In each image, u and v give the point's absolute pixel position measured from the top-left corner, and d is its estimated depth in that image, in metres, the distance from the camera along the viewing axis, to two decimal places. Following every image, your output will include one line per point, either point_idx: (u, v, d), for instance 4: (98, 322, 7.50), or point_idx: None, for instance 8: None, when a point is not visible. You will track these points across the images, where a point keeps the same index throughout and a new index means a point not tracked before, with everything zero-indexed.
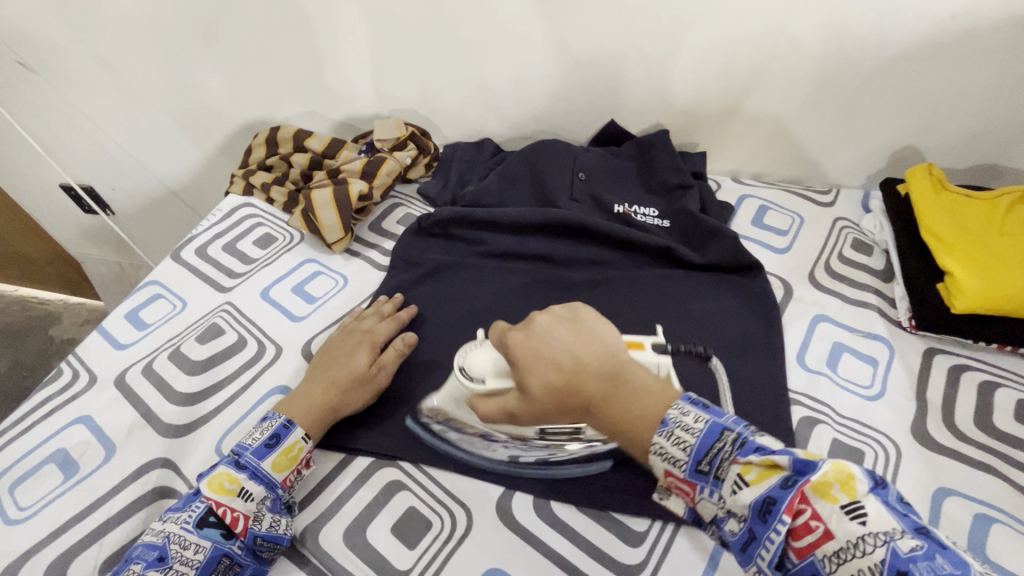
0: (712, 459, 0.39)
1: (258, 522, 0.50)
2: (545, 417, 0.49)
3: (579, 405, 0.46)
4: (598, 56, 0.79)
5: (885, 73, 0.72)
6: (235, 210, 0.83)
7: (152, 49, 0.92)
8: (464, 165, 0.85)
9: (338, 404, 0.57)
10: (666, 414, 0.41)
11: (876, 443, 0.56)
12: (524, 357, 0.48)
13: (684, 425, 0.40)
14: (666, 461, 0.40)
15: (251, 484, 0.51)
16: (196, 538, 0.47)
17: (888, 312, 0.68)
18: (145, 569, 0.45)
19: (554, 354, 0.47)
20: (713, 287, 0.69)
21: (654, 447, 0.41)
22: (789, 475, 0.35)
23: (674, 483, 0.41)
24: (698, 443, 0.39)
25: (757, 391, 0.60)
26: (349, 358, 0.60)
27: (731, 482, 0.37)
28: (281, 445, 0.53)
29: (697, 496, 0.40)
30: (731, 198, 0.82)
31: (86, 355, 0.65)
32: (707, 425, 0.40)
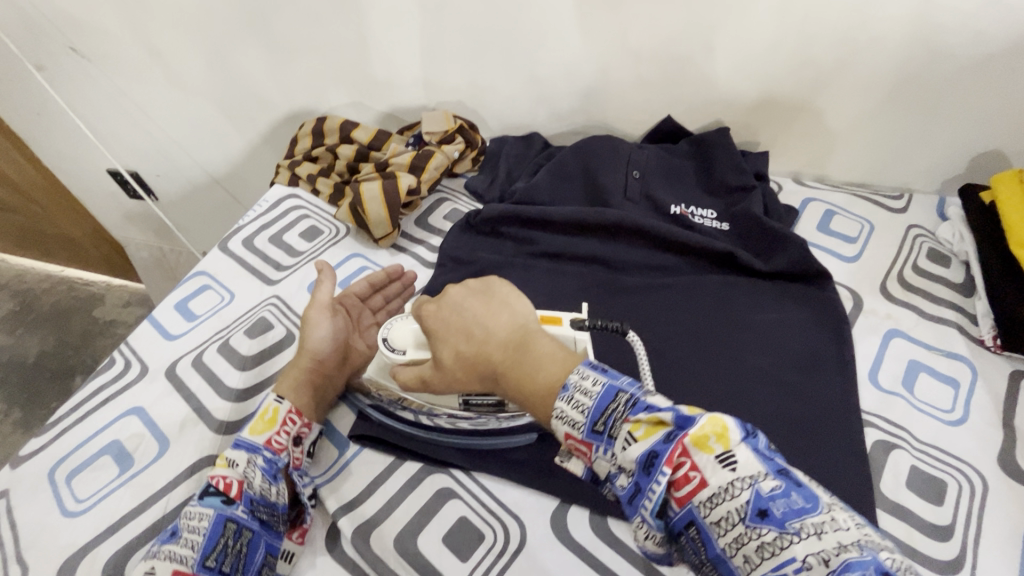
0: (608, 420, 0.39)
1: (251, 486, 0.50)
2: (459, 386, 0.51)
3: (489, 371, 0.48)
4: (659, 49, 0.75)
5: (974, 70, 0.67)
6: (281, 201, 0.82)
7: (201, 37, 0.91)
8: (513, 160, 0.83)
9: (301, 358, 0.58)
10: (567, 380, 0.42)
11: (958, 474, 0.52)
12: (439, 329, 0.51)
13: (583, 389, 0.41)
14: (567, 423, 0.40)
15: (234, 452, 0.52)
16: (199, 507, 0.48)
17: (968, 329, 0.63)
18: (160, 546, 0.46)
19: (466, 324, 0.50)
20: (776, 296, 0.66)
21: (557, 412, 0.41)
22: (672, 430, 0.36)
23: (574, 445, 0.41)
24: (595, 404, 0.40)
25: (826, 411, 0.56)
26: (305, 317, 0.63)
27: (623, 439, 0.38)
28: (256, 413, 0.55)
29: (593, 455, 0.40)
30: (794, 201, 0.78)
31: (137, 346, 0.65)
32: (604, 387, 0.40)
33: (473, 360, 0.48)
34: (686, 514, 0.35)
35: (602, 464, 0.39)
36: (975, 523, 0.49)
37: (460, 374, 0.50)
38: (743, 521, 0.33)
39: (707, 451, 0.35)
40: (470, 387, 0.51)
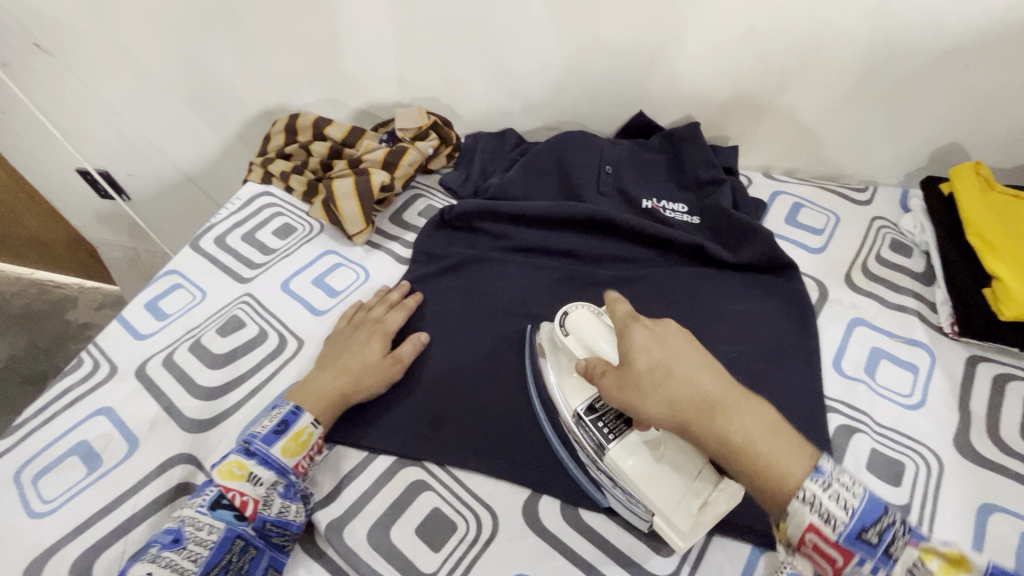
0: (881, 532, 0.37)
1: (267, 506, 0.50)
2: (639, 410, 0.45)
3: (706, 411, 0.43)
4: (630, 45, 0.76)
5: (933, 65, 0.69)
6: (254, 198, 0.82)
7: (171, 33, 0.90)
8: (487, 156, 0.83)
9: (348, 390, 0.57)
10: (820, 464, 0.40)
11: (916, 455, 0.54)
12: (658, 342, 0.47)
13: (843, 484, 0.38)
14: (819, 517, 0.38)
15: (259, 469, 0.51)
16: (210, 519, 0.48)
17: (928, 317, 0.65)
18: (161, 550, 0.46)
19: (698, 357, 0.46)
20: (744, 287, 0.67)
21: (802, 494, 0.39)
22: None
23: (816, 548, 0.38)
24: (860, 510, 0.37)
25: (792, 398, 0.58)
26: (362, 347, 0.60)
27: (904, 566, 0.35)
28: (289, 431, 0.53)
29: (846, 563, 0.37)
30: (763, 195, 0.79)
31: (106, 345, 0.64)
32: (868, 496, 0.38)
33: (698, 394, 0.44)
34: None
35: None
36: (931, 502, 0.51)
37: (670, 402, 0.44)
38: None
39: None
40: (656, 416, 0.44)
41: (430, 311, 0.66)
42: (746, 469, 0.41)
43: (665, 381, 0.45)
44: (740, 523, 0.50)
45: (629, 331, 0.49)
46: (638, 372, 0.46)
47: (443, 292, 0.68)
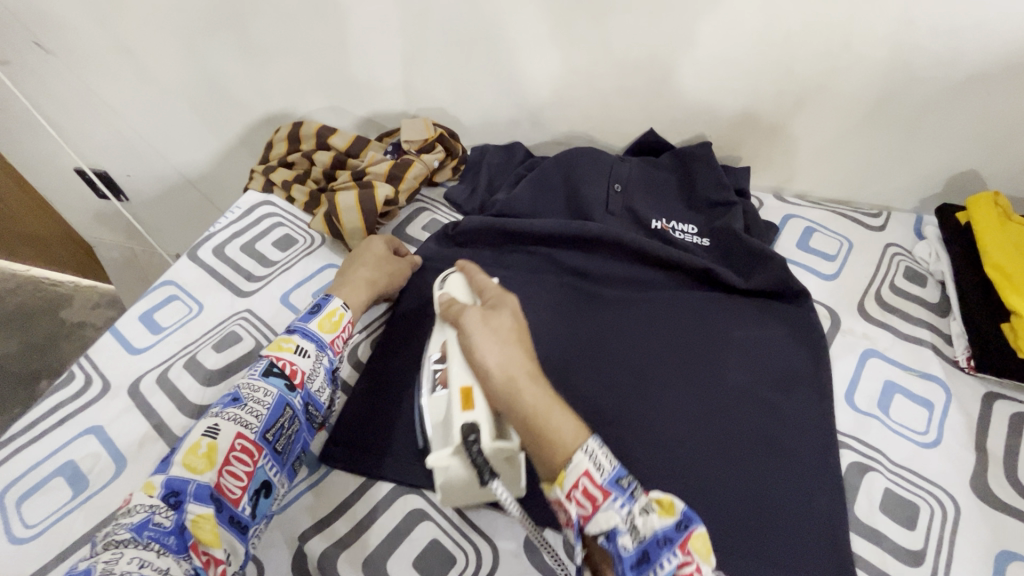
0: (632, 483, 0.41)
1: (312, 380, 0.53)
2: (479, 340, 0.48)
3: (521, 370, 0.46)
4: (642, 61, 0.74)
5: (951, 92, 0.68)
6: (255, 208, 0.80)
7: (173, 34, 0.88)
8: (494, 170, 0.81)
9: (371, 277, 0.64)
10: (588, 441, 0.41)
11: (931, 498, 0.52)
12: (504, 306, 0.52)
13: (601, 457, 0.40)
14: (592, 461, 0.40)
15: (303, 342, 0.55)
16: (264, 383, 0.51)
17: (943, 350, 0.63)
18: (224, 407, 0.49)
19: (524, 326, 0.51)
20: (755, 314, 0.66)
21: (583, 447, 0.41)
22: (681, 519, 0.38)
23: (583, 493, 0.40)
24: (612, 470, 0.40)
25: (803, 432, 0.56)
26: (368, 244, 0.68)
27: (641, 506, 0.39)
28: (322, 312, 0.58)
29: (603, 506, 0.39)
30: (775, 217, 0.78)
31: (98, 359, 0.62)
32: (616, 466, 0.41)
33: (530, 363, 0.47)
34: None
35: (608, 516, 0.39)
36: (947, 548, 0.49)
37: (506, 362, 0.46)
38: None
39: (705, 556, 0.37)
40: (486, 352, 0.47)
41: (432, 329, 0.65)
42: (531, 434, 0.43)
43: (514, 342, 0.48)
44: (751, 567, 0.48)
45: (503, 297, 0.53)
46: (501, 322, 0.50)
47: None
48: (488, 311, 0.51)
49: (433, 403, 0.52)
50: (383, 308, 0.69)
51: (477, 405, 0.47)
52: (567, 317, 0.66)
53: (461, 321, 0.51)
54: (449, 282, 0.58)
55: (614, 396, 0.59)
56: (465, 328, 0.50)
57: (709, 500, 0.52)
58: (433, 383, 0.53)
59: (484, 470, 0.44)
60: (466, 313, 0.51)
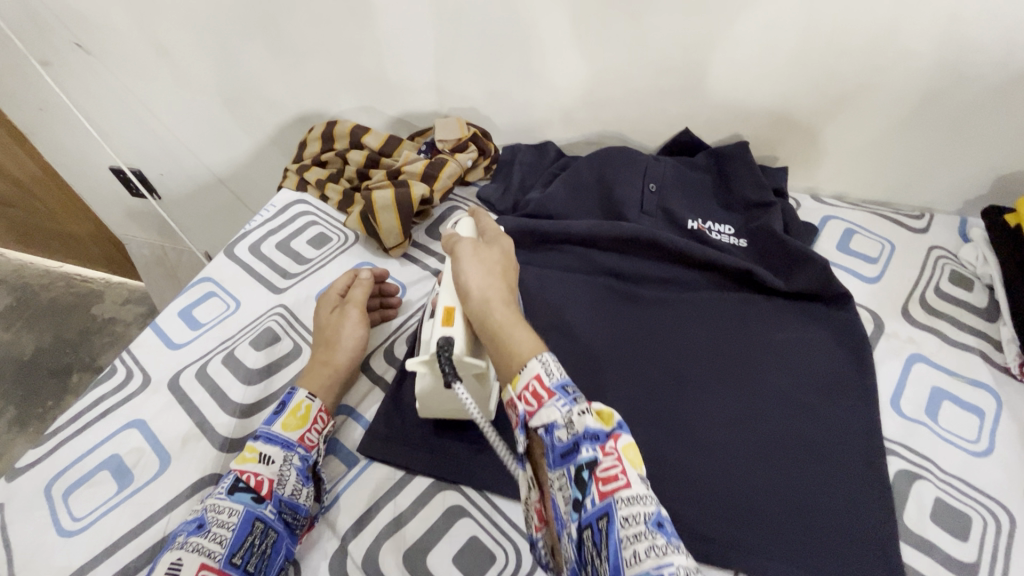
0: (578, 392, 0.43)
1: (282, 485, 0.50)
2: (466, 266, 0.53)
3: (498, 295, 0.51)
4: (679, 60, 0.73)
5: (1004, 90, 0.65)
6: (289, 206, 0.81)
7: (209, 36, 0.89)
8: (526, 169, 0.81)
9: (327, 354, 0.60)
10: (543, 353, 0.45)
11: (985, 510, 0.50)
12: (500, 247, 0.57)
13: (551, 368, 0.44)
14: (544, 367, 0.43)
15: (268, 448, 0.52)
16: (228, 502, 0.47)
17: (993, 356, 0.61)
18: (187, 536, 0.45)
19: (512, 265, 0.57)
20: (795, 316, 0.64)
21: (540, 356, 0.45)
22: (614, 427, 0.41)
23: (531, 393, 0.43)
24: (559, 378, 0.43)
25: (847, 437, 0.54)
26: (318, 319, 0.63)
27: (581, 408, 0.41)
28: (286, 409, 0.54)
29: (546, 403, 0.42)
30: (813, 219, 0.76)
31: (140, 354, 0.63)
32: (563, 376, 0.44)
33: (507, 291, 0.52)
34: (601, 508, 0.38)
35: (549, 412, 0.41)
36: (1003, 560, 0.47)
37: (485, 286, 0.52)
38: (647, 527, 0.37)
39: (634, 464, 0.40)
40: (470, 274, 0.52)
41: None
42: (495, 342, 0.48)
43: (497, 274, 0.53)
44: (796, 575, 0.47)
45: (500, 240, 0.58)
46: (489, 257, 0.55)
47: None
48: (480, 245, 0.56)
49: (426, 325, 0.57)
50: (418, 306, 0.69)
51: (455, 322, 0.52)
52: (603, 318, 0.65)
53: (455, 247, 0.56)
54: (459, 222, 0.63)
55: (652, 398, 0.58)
56: (457, 254, 0.55)
57: (751, 506, 0.51)
58: (431, 311, 0.59)
59: (450, 374, 0.46)
60: (460, 242, 0.56)
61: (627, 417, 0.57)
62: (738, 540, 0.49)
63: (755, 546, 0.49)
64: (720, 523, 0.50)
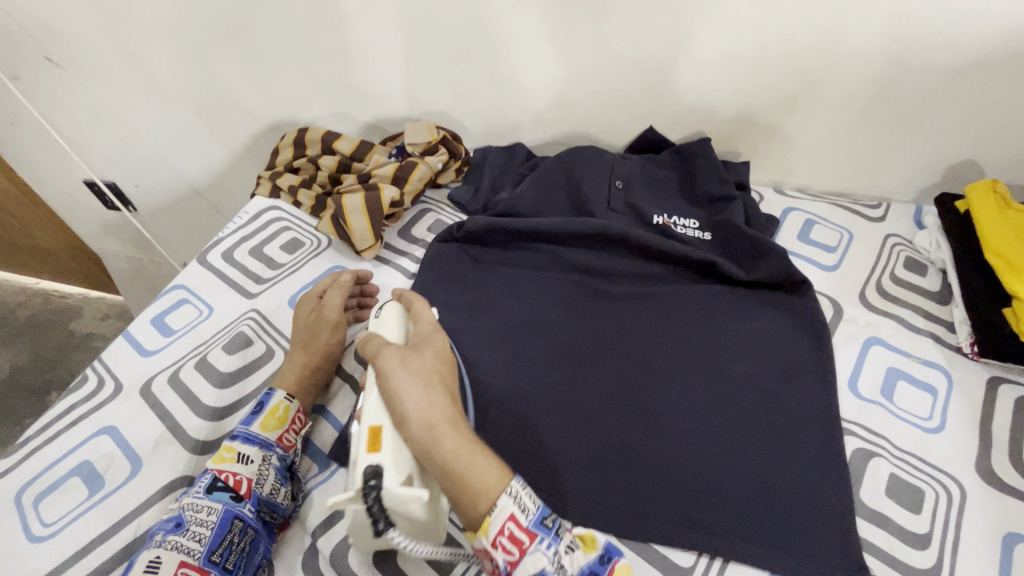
0: (557, 522, 0.44)
1: (261, 484, 0.50)
2: (404, 385, 0.47)
3: (442, 419, 0.46)
4: (640, 61, 0.75)
5: (949, 81, 0.68)
6: (262, 213, 0.81)
7: (180, 46, 0.90)
8: (496, 171, 0.83)
9: (305, 355, 0.60)
10: (510, 486, 0.44)
11: (937, 483, 0.52)
12: (431, 347, 0.52)
13: (524, 504, 0.43)
14: (519, 505, 0.43)
15: (246, 448, 0.52)
16: (207, 501, 0.48)
17: (946, 338, 0.64)
18: (165, 535, 0.46)
19: (446, 367, 0.52)
20: (758, 305, 0.66)
21: (508, 489, 0.44)
22: (603, 554, 0.43)
23: (509, 537, 0.42)
24: (535, 510, 0.44)
25: (807, 420, 0.56)
26: (297, 322, 0.64)
27: (568, 544, 0.43)
28: (264, 409, 0.55)
29: (530, 548, 0.42)
30: (775, 211, 0.78)
31: (111, 362, 0.63)
32: (539, 507, 0.44)
33: (451, 410, 0.48)
34: None
35: (536, 558, 0.41)
36: (953, 531, 0.49)
37: (427, 408, 0.46)
38: None
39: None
40: (409, 399, 0.46)
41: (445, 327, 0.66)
42: (454, 480, 0.44)
43: (435, 387, 0.48)
44: (757, 554, 0.49)
45: (431, 337, 0.54)
46: (422, 364, 0.49)
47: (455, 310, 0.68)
48: (410, 353, 0.50)
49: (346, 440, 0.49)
50: None
51: (384, 448, 0.45)
52: (571, 313, 0.66)
53: (379, 362, 0.49)
54: (385, 312, 0.57)
55: (621, 389, 0.59)
56: (383, 370, 0.48)
57: (714, 489, 0.52)
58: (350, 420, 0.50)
59: (379, 521, 0.42)
60: (384, 357, 0.49)
61: (595, 408, 0.58)
62: (700, 523, 0.50)
63: (719, 528, 0.50)
64: (683, 507, 0.51)
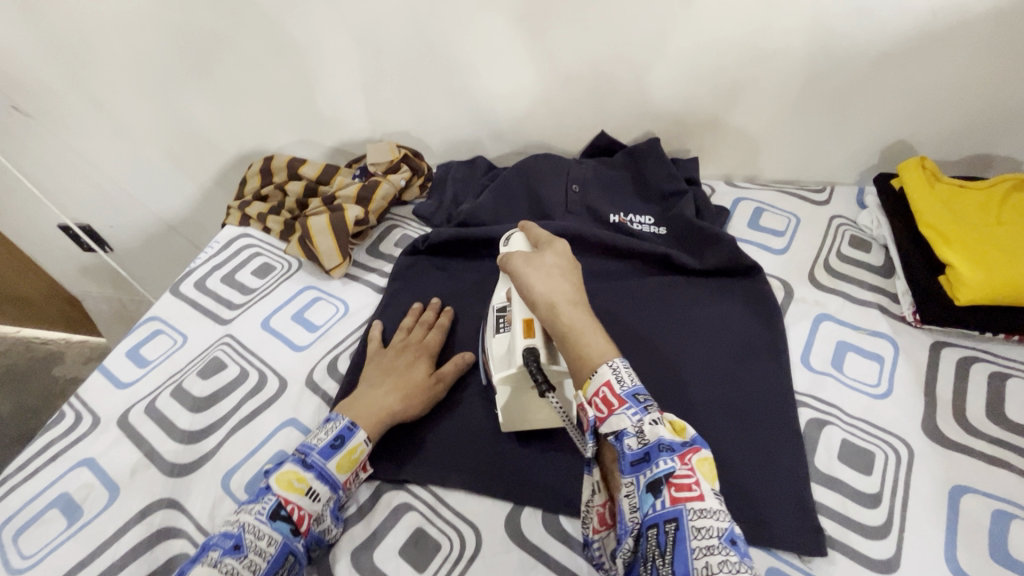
0: (649, 401, 0.47)
1: (318, 522, 0.50)
2: (539, 280, 0.55)
3: (567, 305, 0.53)
4: (585, 70, 0.79)
5: (873, 70, 0.73)
6: (232, 241, 0.83)
7: (144, 87, 0.93)
8: (458, 184, 0.85)
9: (401, 405, 0.58)
10: (614, 360, 0.48)
11: (887, 446, 0.54)
12: (552, 253, 0.59)
13: (620, 377, 0.47)
14: (615, 374, 0.47)
15: (317, 484, 0.51)
16: (270, 529, 0.48)
17: (890, 309, 0.67)
18: (221, 556, 0.46)
19: (570, 268, 0.59)
20: (713, 292, 0.69)
21: (612, 365, 0.48)
22: (688, 438, 0.45)
23: (601, 399, 0.46)
24: (632, 385, 0.47)
25: (762, 395, 0.59)
26: (412, 365, 0.61)
27: (654, 418, 0.45)
28: (344, 447, 0.54)
29: (618, 411, 0.45)
30: (726, 202, 0.82)
31: (87, 397, 0.64)
32: (636, 384, 0.47)
33: (575, 298, 0.55)
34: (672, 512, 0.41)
35: (620, 419, 0.45)
36: (902, 489, 0.51)
37: (552, 292, 0.54)
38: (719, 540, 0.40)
39: (705, 477, 0.43)
40: (542, 287, 0.55)
41: None
42: (571, 344, 0.51)
43: (557, 276, 0.56)
44: None
45: (551, 242, 0.61)
46: (544, 262, 0.58)
47: None
48: (533, 256, 0.59)
49: (495, 341, 0.57)
50: (361, 324, 0.71)
51: (536, 333, 0.54)
52: None
53: (508, 266, 0.58)
54: (510, 236, 0.65)
55: None
56: (514, 271, 0.57)
57: None
58: (496, 324, 0.58)
59: (543, 384, 0.48)
60: (512, 260, 0.59)
61: None
62: None
63: None
64: None
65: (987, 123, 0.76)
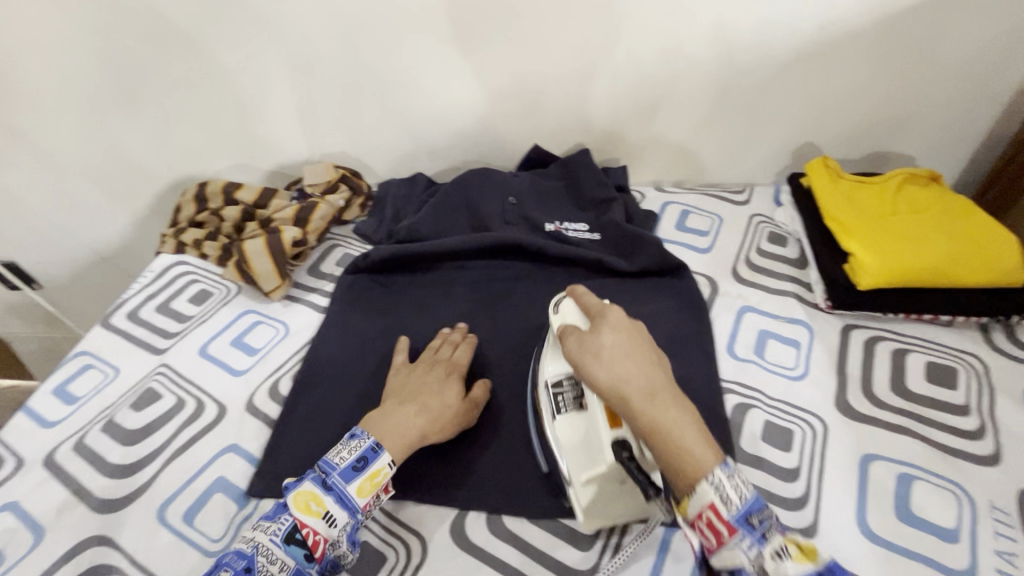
0: (765, 521, 0.41)
1: (334, 547, 0.49)
2: (612, 368, 0.47)
3: (641, 393, 0.45)
4: (514, 86, 0.83)
5: (775, 79, 0.79)
6: (168, 269, 0.81)
7: (69, 117, 0.90)
8: (398, 201, 0.86)
9: (428, 428, 0.56)
10: (716, 468, 0.42)
11: (803, 423, 0.58)
12: (608, 327, 0.50)
13: (724, 495, 0.41)
14: (720, 494, 0.41)
15: (335, 507, 0.50)
16: (282, 554, 0.47)
17: (806, 297, 0.72)
18: None
19: (635, 343, 0.49)
20: (644, 291, 0.73)
21: (711, 478, 0.41)
22: (821, 569, 0.40)
23: (707, 524, 0.41)
24: (744, 505, 0.41)
25: (692, 386, 0.62)
26: (443, 389, 0.59)
27: (774, 550, 0.40)
28: (366, 469, 0.52)
29: (728, 542, 0.41)
30: (655, 206, 0.86)
31: (9, 439, 0.61)
32: (750, 498, 0.41)
33: (651, 380, 0.46)
34: None
35: (734, 553, 0.40)
36: (819, 462, 0.55)
37: (620, 378, 0.46)
38: None
39: None
40: (615, 373, 0.47)
41: (357, 352, 0.69)
42: (659, 447, 0.44)
43: (627, 357, 0.47)
44: None
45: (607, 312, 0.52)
46: (605, 343, 0.49)
47: (365, 333, 0.71)
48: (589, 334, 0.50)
49: (549, 354, 0.56)
50: (303, 344, 0.71)
51: None
52: (477, 324, 0.71)
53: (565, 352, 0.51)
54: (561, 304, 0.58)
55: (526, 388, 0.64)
56: (571, 357, 0.50)
57: None
58: None
59: (601, 401, 0.50)
60: (570, 344, 0.51)
61: (506, 405, 0.63)
62: None
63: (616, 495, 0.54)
64: None
65: (880, 125, 0.84)
